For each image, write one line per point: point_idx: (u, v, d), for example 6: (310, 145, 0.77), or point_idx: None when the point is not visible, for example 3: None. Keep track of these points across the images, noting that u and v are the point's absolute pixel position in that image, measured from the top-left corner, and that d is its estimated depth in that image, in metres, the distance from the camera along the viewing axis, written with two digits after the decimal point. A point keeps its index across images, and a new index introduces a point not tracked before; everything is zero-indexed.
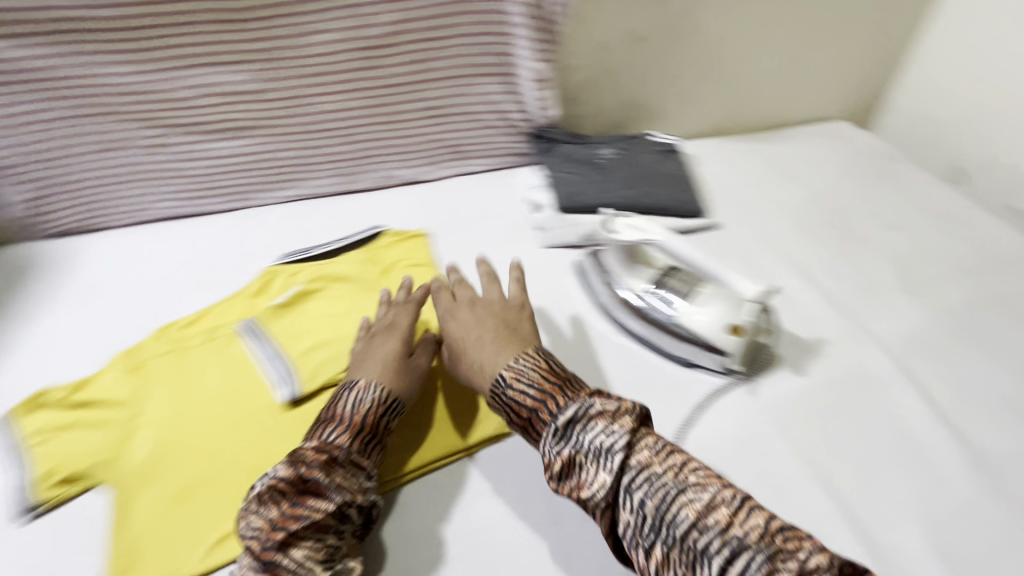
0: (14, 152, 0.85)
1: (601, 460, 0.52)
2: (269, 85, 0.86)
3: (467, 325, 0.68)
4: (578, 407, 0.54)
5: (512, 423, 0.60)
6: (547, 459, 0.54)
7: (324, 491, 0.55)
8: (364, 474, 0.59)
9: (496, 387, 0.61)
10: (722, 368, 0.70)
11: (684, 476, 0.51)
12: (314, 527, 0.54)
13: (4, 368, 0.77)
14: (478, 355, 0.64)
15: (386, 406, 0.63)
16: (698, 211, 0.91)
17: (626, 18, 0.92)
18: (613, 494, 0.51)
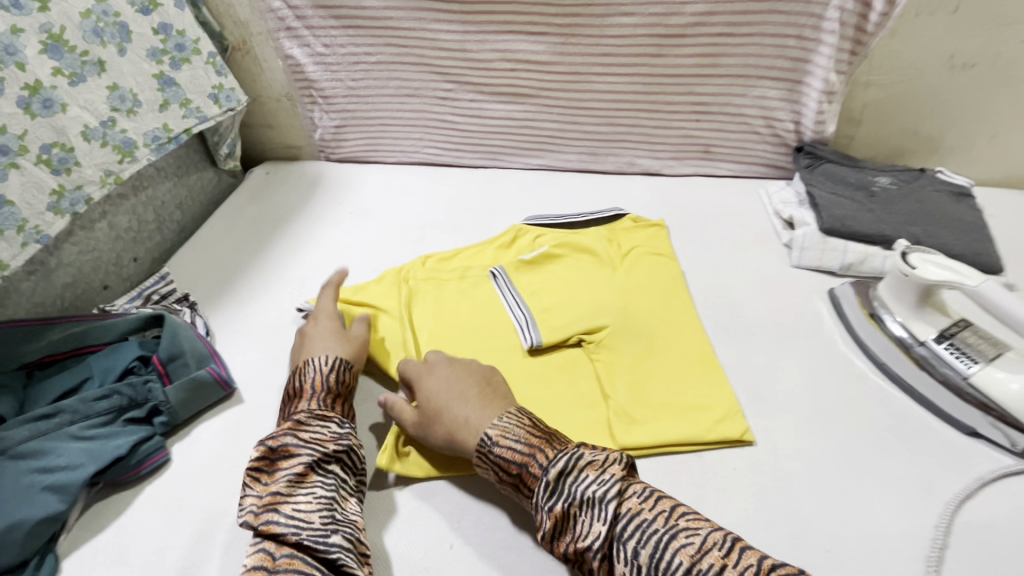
0: (339, 85, 1.02)
1: (594, 510, 0.50)
2: (558, 59, 0.92)
3: (443, 388, 0.64)
4: (566, 457, 0.53)
5: (503, 481, 0.57)
6: (541, 517, 0.53)
7: (296, 451, 0.58)
8: (332, 425, 0.62)
9: (482, 447, 0.58)
10: (1017, 450, 0.60)
11: (674, 522, 0.49)
12: (299, 482, 0.56)
13: (301, 257, 0.93)
14: (458, 411, 0.61)
15: (334, 366, 0.67)
16: (992, 266, 0.79)
17: (952, 40, 0.82)
18: (606, 546, 0.49)
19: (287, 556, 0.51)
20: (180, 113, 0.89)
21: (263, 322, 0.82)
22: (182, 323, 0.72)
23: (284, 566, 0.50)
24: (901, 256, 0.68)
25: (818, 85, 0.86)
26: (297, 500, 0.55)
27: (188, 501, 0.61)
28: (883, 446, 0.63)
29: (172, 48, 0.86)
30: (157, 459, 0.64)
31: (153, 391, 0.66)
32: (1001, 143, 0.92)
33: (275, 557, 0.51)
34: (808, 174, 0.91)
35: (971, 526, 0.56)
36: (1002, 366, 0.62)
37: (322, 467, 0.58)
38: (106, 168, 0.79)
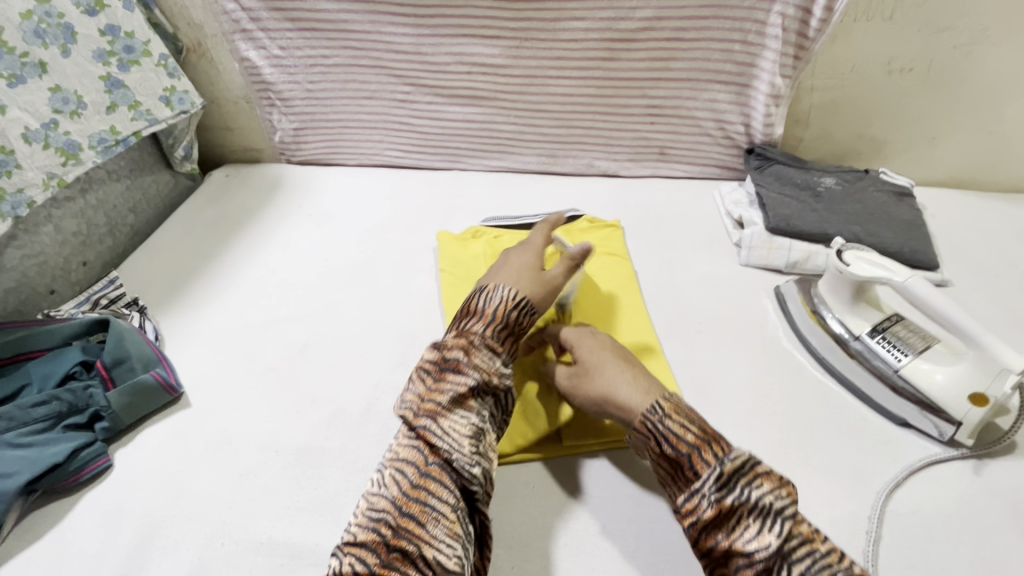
0: (297, 87, 1.01)
1: (766, 520, 0.46)
2: (514, 62, 0.93)
3: (603, 353, 0.62)
4: (746, 457, 0.49)
5: (659, 456, 0.53)
6: (698, 503, 0.49)
7: (463, 370, 0.55)
8: (500, 358, 0.57)
9: (650, 414, 0.54)
10: (944, 439, 0.63)
11: (847, 563, 0.45)
12: (459, 402, 0.54)
13: (257, 259, 0.92)
14: (621, 374, 0.59)
15: (516, 303, 0.61)
16: (929, 263, 0.82)
17: (890, 45, 0.85)
18: (774, 562, 0.45)
19: (436, 468, 0.50)
20: (128, 116, 0.88)
21: (216, 325, 0.81)
22: (129, 328, 0.71)
23: (433, 475, 0.50)
24: (837, 254, 0.70)
25: (764, 88, 0.89)
26: (455, 419, 0.53)
27: (128, 507, 0.61)
28: (822, 438, 0.65)
29: (120, 50, 0.85)
30: (98, 466, 0.63)
31: (94, 397, 0.66)
32: (938, 145, 0.96)
33: (426, 462, 0.51)
34: (758, 175, 0.93)
35: (899, 513, 0.58)
36: (931, 358, 0.64)
37: (481, 395, 0.55)
38: (48, 170, 0.78)
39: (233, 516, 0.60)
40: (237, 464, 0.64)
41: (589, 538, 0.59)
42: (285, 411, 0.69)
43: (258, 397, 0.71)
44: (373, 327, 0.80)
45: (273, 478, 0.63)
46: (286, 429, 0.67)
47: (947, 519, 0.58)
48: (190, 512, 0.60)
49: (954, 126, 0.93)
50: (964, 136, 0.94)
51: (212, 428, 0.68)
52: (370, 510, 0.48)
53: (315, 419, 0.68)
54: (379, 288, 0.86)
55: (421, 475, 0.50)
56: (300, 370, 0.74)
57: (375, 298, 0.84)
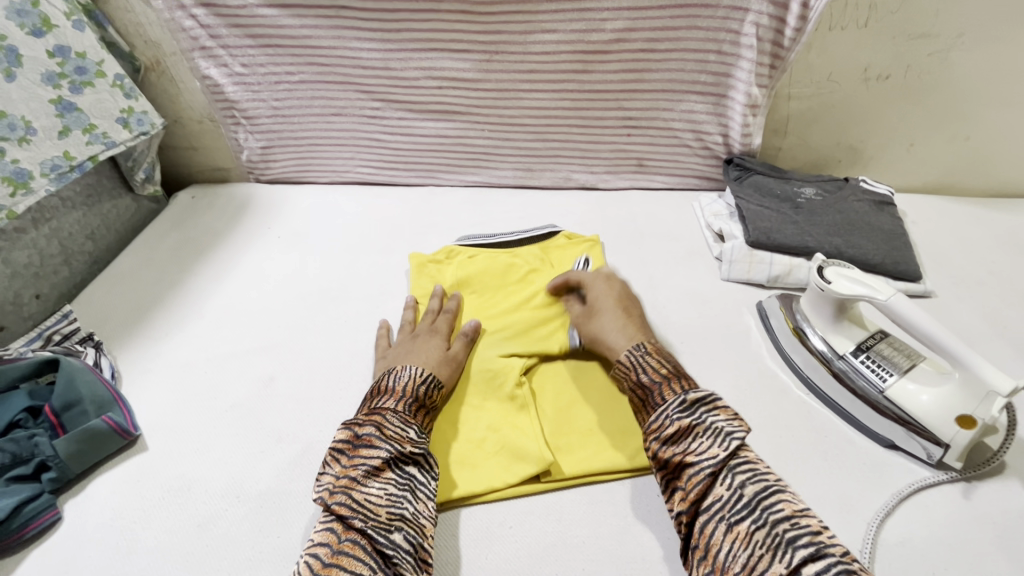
0: (262, 105, 0.98)
1: (717, 437, 0.53)
2: (485, 76, 0.90)
3: (608, 303, 0.72)
4: (707, 392, 0.57)
5: (631, 386, 0.63)
6: (663, 423, 0.56)
7: (375, 443, 0.56)
8: (413, 427, 0.60)
9: (635, 351, 0.65)
10: (933, 461, 0.61)
11: (781, 482, 0.51)
12: (374, 475, 0.54)
13: (221, 285, 0.88)
14: (617, 322, 0.70)
15: (424, 379, 0.65)
16: (911, 275, 0.81)
17: (867, 53, 0.84)
18: (719, 468, 0.51)
19: (349, 543, 0.49)
20: (83, 140, 0.84)
21: (177, 359, 0.77)
22: (80, 366, 0.67)
23: (346, 551, 0.48)
24: (818, 271, 0.68)
25: (741, 98, 0.87)
26: (371, 490, 0.53)
27: (78, 564, 0.57)
28: (807, 463, 0.63)
29: (71, 71, 0.80)
30: (45, 520, 0.59)
31: (40, 446, 0.62)
32: (917, 151, 0.95)
33: (340, 539, 0.49)
34: (737, 187, 0.91)
35: (890, 543, 0.56)
36: (916, 378, 0.62)
37: (398, 465, 0.56)
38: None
39: (190, 570, 0.56)
40: (197, 512, 0.61)
41: None
42: (249, 451, 0.66)
43: (219, 436, 0.68)
44: (342, 355, 0.77)
45: (235, 526, 0.59)
46: (249, 471, 0.64)
47: (937, 548, 0.55)
48: (144, 568, 0.56)
49: (931, 132, 0.92)
50: (941, 142, 0.93)
51: (170, 473, 0.64)
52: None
53: (280, 458, 0.65)
54: (349, 313, 0.83)
55: (334, 553, 0.48)
56: (265, 404, 0.71)
57: (345, 324, 0.81)
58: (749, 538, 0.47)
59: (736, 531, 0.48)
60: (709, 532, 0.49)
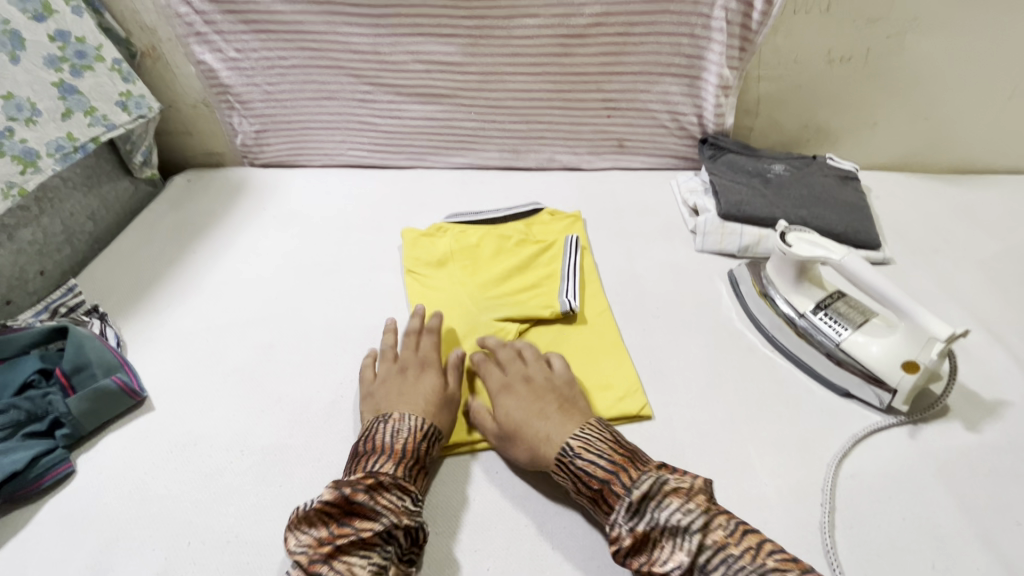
0: (256, 89, 1.01)
1: (677, 538, 0.49)
2: (470, 60, 0.94)
3: (524, 403, 0.64)
4: (650, 481, 0.52)
5: (578, 493, 0.56)
6: (618, 533, 0.51)
7: (370, 515, 0.52)
8: (410, 496, 0.55)
9: (563, 457, 0.57)
10: (883, 407, 0.66)
11: (762, 560, 0.47)
12: (360, 545, 0.51)
13: (221, 261, 0.92)
14: (539, 426, 0.61)
15: (425, 434, 0.61)
16: (871, 243, 0.86)
17: (830, 35, 0.89)
18: (690, 575, 0.48)
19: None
20: (85, 122, 0.87)
21: (179, 329, 0.81)
22: (88, 335, 0.71)
23: None
24: (781, 236, 0.73)
25: (713, 80, 0.92)
26: (355, 563, 0.50)
27: (94, 511, 0.61)
28: (770, 412, 0.68)
29: (72, 56, 0.84)
30: (61, 471, 0.63)
31: (54, 404, 0.66)
32: (881, 130, 1.00)
33: None
34: (711, 164, 0.96)
35: (844, 479, 0.61)
36: (868, 332, 0.68)
37: (388, 536, 0.52)
38: (7, 179, 0.77)
39: (199, 516, 0.60)
40: (204, 464, 0.65)
41: (551, 517, 0.60)
42: (250, 411, 0.70)
43: (222, 399, 0.72)
44: (336, 325, 0.81)
45: (239, 478, 0.63)
46: (251, 429, 0.68)
47: (886, 483, 0.61)
48: (156, 513, 0.61)
49: (893, 112, 0.97)
50: (903, 120, 0.98)
51: (177, 431, 0.68)
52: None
53: (278, 419, 0.69)
54: (343, 287, 0.87)
55: None
56: (262, 371, 0.75)
57: (338, 297, 0.85)
58: None
59: None
60: None
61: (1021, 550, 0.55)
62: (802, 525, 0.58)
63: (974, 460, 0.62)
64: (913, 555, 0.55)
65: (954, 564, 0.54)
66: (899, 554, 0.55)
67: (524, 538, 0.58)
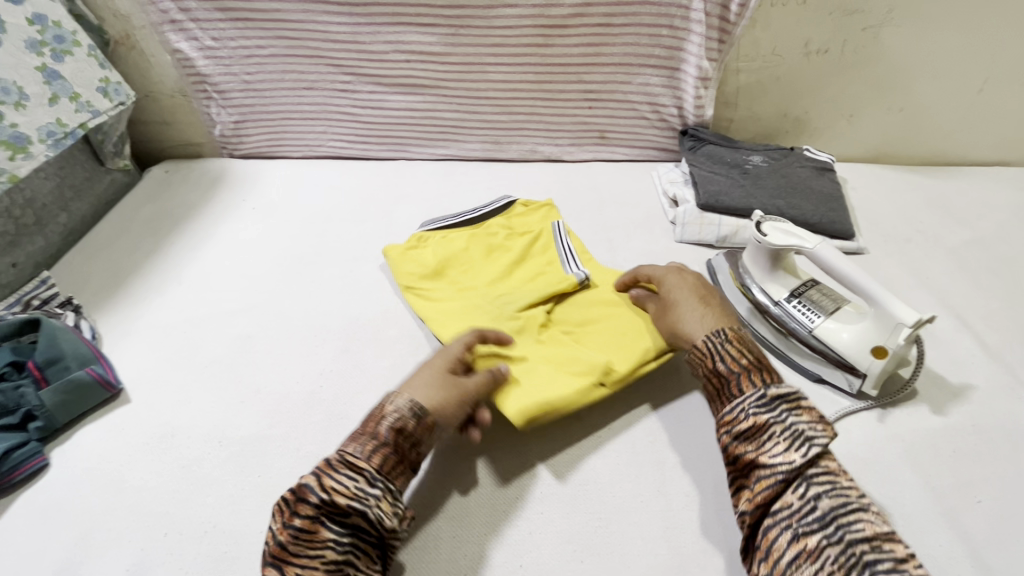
0: (234, 79, 1.00)
1: (797, 440, 0.51)
2: (451, 49, 0.94)
3: (687, 292, 0.67)
4: (792, 390, 0.54)
5: (707, 372, 0.59)
6: (737, 417, 0.54)
7: (308, 495, 0.50)
8: (361, 474, 0.52)
9: (713, 336, 0.60)
10: (853, 391, 0.68)
11: (864, 500, 0.49)
12: (310, 538, 0.50)
13: (199, 252, 0.91)
14: (691, 311, 0.64)
15: (394, 408, 0.55)
16: (844, 233, 0.88)
17: (808, 28, 0.90)
18: (793, 475, 0.50)
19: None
20: (71, 108, 0.85)
21: (156, 321, 0.80)
22: (62, 326, 0.70)
23: None
24: (757, 225, 0.74)
25: (693, 71, 0.93)
26: (306, 557, 0.49)
27: (70, 503, 0.61)
28: None
29: (51, 39, 0.82)
30: (33, 465, 0.62)
31: (27, 397, 0.65)
32: (857, 122, 1.02)
33: None
34: (691, 155, 0.97)
35: None
36: (839, 318, 0.69)
37: (336, 523, 0.50)
38: None
39: (176, 507, 0.60)
40: (181, 456, 0.64)
41: (528, 503, 0.60)
42: (229, 402, 0.70)
43: (200, 390, 0.71)
44: (317, 316, 0.80)
45: (218, 468, 0.63)
46: (230, 419, 0.68)
47: (855, 465, 0.62)
48: (132, 505, 0.60)
49: (869, 104, 0.99)
50: (879, 112, 1.00)
51: (154, 422, 0.68)
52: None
53: (259, 409, 0.69)
54: (325, 277, 0.87)
55: None
56: (242, 361, 0.74)
57: (319, 288, 0.85)
58: (818, 552, 0.46)
59: (804, 544, 0.46)
60: (773, 539, 0.48)
61: (983, 528, 0.57)
62: None
63: (940, 441, 0.64)
64: None
65: (919, 542, 0.56)
66: None
67: (501, 523, 0.59)
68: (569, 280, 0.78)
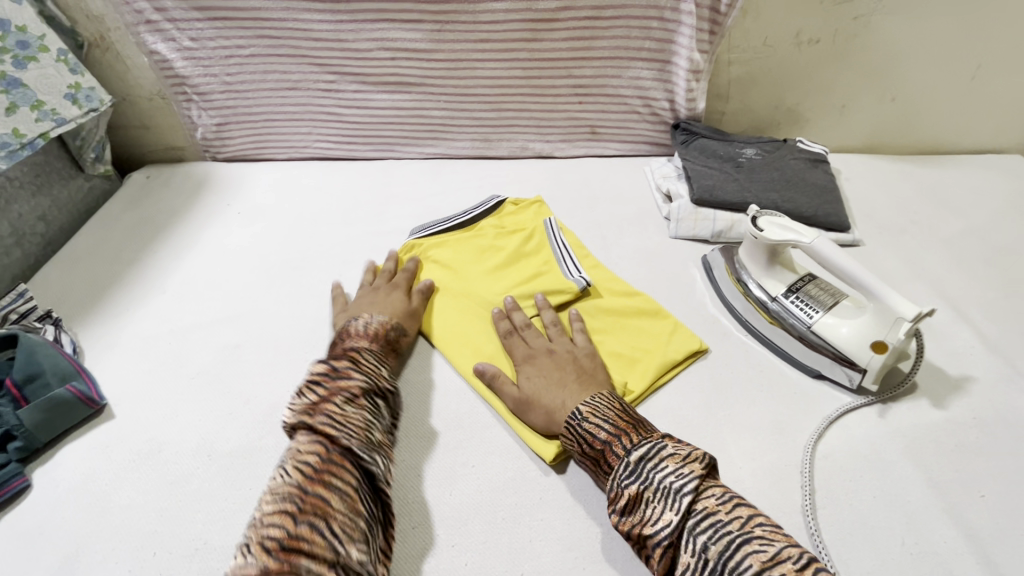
0: (214, 80, 0.97)
1: (667, 499, 0.49)
2: (437, 45, 0.92)
3: (548, 374, 0.65)
4: (650, 445, 0.53)
5: (582, 455, 0.57)
6: (614, 493, 0.53)
7: (352, 375, 0.60)
8: (382, 368, 0.64)
9: (571, 419, 0.58)
10: (854, 387, 0.67)
11: (749, 528, 0.47)
12: (353, 401, 0.58)
13: (183, 260, 0.89)
14: (556, 397, 0.62)
15: (392, 326, 0.71)
16: (840, 226, 0.87)
17: (799, 17, 0.89)
18: (676, 536, 0.48)
19: (339, 454, 0.52)
20: (31, 117, 0.81)
21: (141, 333, 0.78)
22: (41, 342, 0.68)
23: (336, 460, 0.51)
24: (752, 220, 0.73)
25: (684, 64, 0.91)
26: (350, 411, 0.56)
27: (53, 524, 0.59)
28: (744, 394, 0.68)
29: (13, 46, 0.79)
30: (14, 487, 0.60)
31: (4, 416, 0.62)
32: (850, 112, 1.01)
33: (329, 450, 0.52)
34: (684, 149, 0.96)
35: (818, 459, 0.62)
36: (838, 313, 0.68)
37: (372, 397, 0.60)
38: None
39: (164, 524, 0.58)
40: (169, 471, 0.63)
41: (528, 509, 0.59)
42: (217, 414, 0.68)
43: (187, 404, 0.69)
44: (306, 321, 0.79)
45: (207, 483, 0.61)
46: (219, 431, 0.66)
47: (857, 462, 0.61)
48: (117, 526, 0.58)
49: (861, 93, 0.98)
50: (871, 102, 0.99)
51: (140, 437, 0.66)
52: (273, 495, 0.48)
53: (249, 419, 0.67)
54: (313, 282, 0.85)
55: (325, 461, 0.51)
56: (229, 371, 0.72)
57: (308, 293, 0.83)
58: None
59: None
60: None
61: (986, 523, 0.56)
62: (778, 507, 0.58)
63: (940, 436, 0.63)
64: (883, 531, 0.56)
65: (923, 540, 0.55)
66: (870, 530, 0.56)
67: (500, 532, 0.57)
68: (571, 287, 0.77)
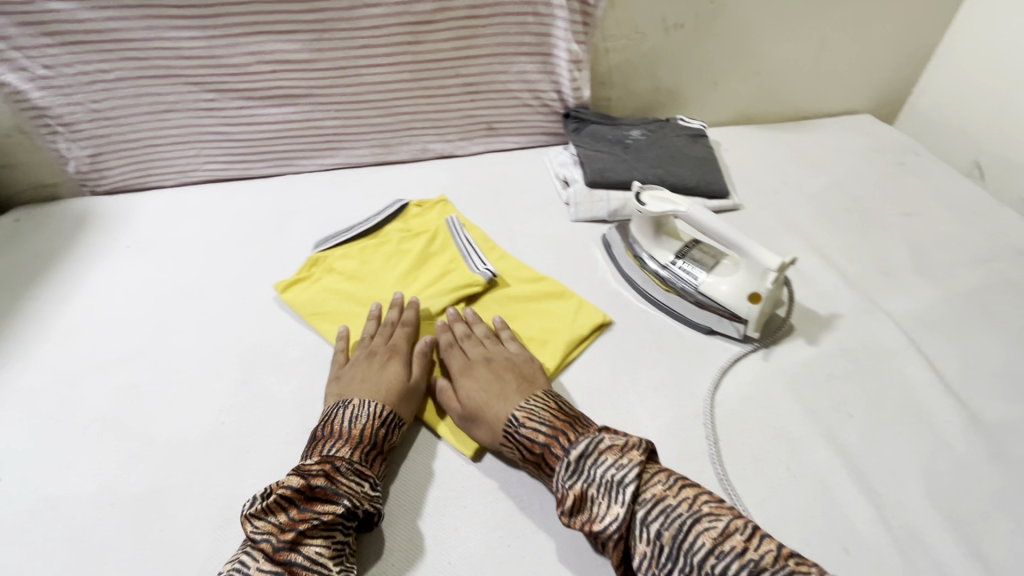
0: (79, 109, 0.91)
1: (611, 493, 0.52)
2: (318, 55, 0.91)
3: (485, 384, 0.65)
4: (588, 442, 0.55)
5: (524, 461, 0.59)
6: (558, 494, 0.54)
7: (330, 499, 0.53)
8: (368, 483, 0.56)
9: (507, 426, 0.60)
10: (741, 337, 0.74)
11: (697, 508, 0.50)
12: (325, 530, 0.52)
13: (67, 304, 0.83)
14: (494, 406, 0.62)
15: (385, 420, 0.61)
16: (720, 193, 0.95)
17: (660, 5, 0.96)
18: (625, 528, 0.50)
19: None
20: None
21: (22, 389, 0.71)
22: None
23: None
24: (636, 196, 0.78)
25: (564, 55, 0.96)
26: (320, 544, 0.52)
27: None
28: (647, 359, 0.73)
29: None
30: None
31: None
32: (721, 88, 1.10)
33: None
34: (576, 136, 1.00)
35: (714, 408, 0.67)
36: (718, 272, 0.75)
37: (350, 522, 0.54)
38: None
39: None
40: (68, 529, 0.59)
41: (453, 499, 0.61)
42: (120, 460, 0.64)
43: (83, 456, 0.64)
44: (211, 352, 0.75)
45: (112, 534, 0.58)
46: (122, 478, 0.62)
47: (748, 405, 0.68)
48: None
49: (727, 70, 1.07)
50: (737, 77, 1.08)
51: (31, 499, 0.61)
52: None
53: (155, 460, 0.64)
54: (215, 310, 0.81)
55: None
56: (129, 415, 0.68)
57: (210, 323, 0.80)
58: None
59: None
60: None
61: (855, 438, 0.64)
62: (682, 457, 0.63)
63: (814, 369, 0.71)
64: (771, 461, 0.62)
65: (805, 462, 0.62)
66: (761, 463, 0.62)
67: (426, 525, 0.58)
68: (476, 279, 0.79)
